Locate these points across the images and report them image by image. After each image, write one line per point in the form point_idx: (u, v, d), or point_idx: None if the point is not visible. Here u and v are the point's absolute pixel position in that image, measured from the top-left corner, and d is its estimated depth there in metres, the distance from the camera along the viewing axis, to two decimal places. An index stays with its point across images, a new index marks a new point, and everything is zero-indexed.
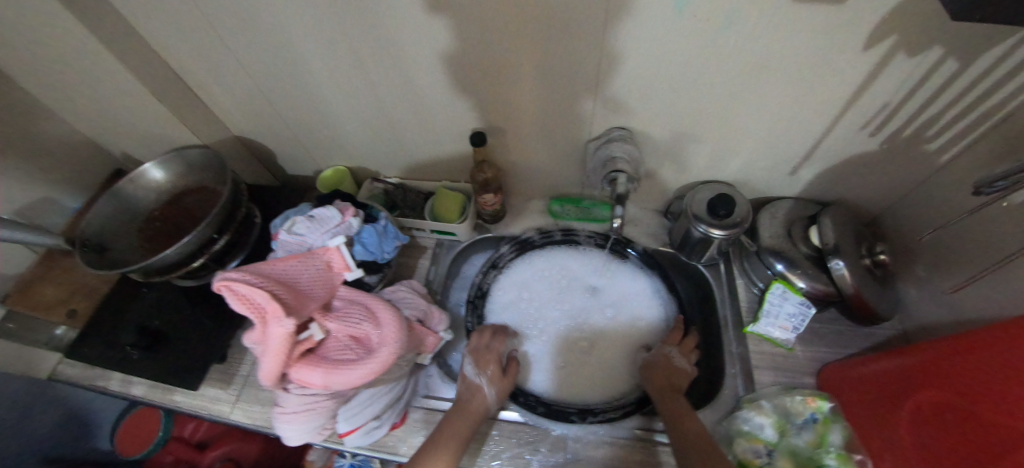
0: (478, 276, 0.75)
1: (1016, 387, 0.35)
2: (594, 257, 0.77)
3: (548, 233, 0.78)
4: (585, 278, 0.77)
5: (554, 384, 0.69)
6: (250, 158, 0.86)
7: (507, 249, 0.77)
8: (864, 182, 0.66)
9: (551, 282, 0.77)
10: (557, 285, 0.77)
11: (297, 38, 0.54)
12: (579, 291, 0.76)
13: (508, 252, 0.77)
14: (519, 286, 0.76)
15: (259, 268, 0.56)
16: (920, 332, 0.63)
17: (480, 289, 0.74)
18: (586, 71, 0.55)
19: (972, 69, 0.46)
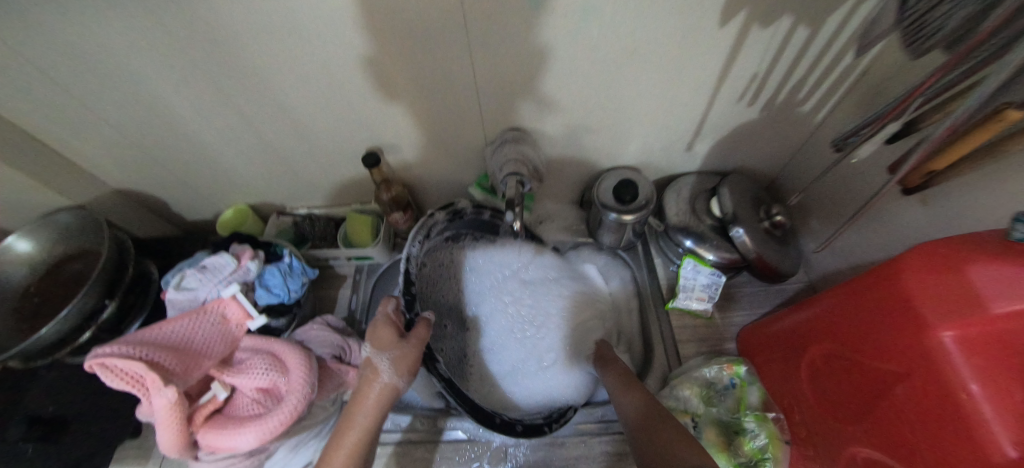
0: (410, 248, 0.57)
1: (945, 358, 0.33)
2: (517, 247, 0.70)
3: (479, 208, 0.67)
4: (516, 273, 0.71)
5: (555, 383, 0.65)
6: (140, 208, 0.78)
7: (443, 213, 0.62)
8: (755, 149, 0.69)
9: (509, 278, 0.71)
10: (526, 278, 0.71)
11: (136, 68, 0.50)
12: (520, 287, 0.71)
13: (440, 219, 0.62)
14: (500, 287, 0.71)
15: (142, 336, 0.51)
16: (822, 282, 0.67)
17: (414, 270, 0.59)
18: (461, 75, 0.54)
19: (818, 34, 0.49)
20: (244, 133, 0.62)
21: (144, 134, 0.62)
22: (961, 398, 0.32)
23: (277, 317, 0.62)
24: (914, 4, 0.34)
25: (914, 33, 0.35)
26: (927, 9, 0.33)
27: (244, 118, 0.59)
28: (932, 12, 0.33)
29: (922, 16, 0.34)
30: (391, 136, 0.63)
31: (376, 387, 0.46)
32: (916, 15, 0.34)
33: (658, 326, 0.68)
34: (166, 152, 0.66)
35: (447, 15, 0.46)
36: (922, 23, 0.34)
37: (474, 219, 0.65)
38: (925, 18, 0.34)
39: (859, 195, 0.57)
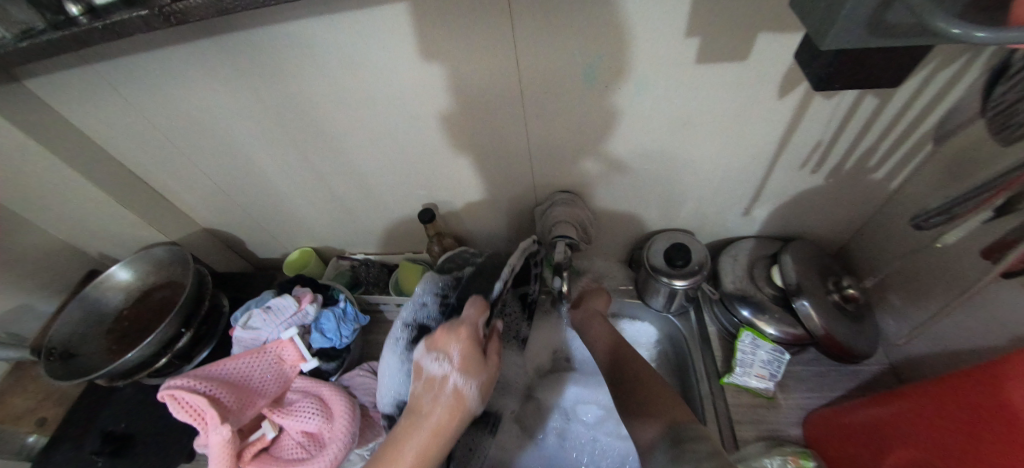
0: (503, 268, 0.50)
1: None
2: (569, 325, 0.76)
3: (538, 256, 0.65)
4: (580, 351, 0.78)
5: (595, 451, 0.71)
6: (222, 246, 0.88)
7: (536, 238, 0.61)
8: (819, 216, 0.65)
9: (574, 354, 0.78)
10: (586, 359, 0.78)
11: (242, 129, 0.59)
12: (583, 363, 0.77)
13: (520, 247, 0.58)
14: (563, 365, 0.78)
15: (207, 370, 0.56)
16: (908, 367, 0.60)
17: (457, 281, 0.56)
18: (517, 139, 0.57)
19: (888, 106, 0.47)
20: (317, 185, 0.69)
21: (236, 183, 0.71)
22: None
23: (328, 361, 0.64)
24: (1002, 94, 0.32)
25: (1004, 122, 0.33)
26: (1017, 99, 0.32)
27: (318, 173, 0.66)
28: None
29: (1010, 106, 0.32)
30: (446, 193, 0.68)
31: (447, 399, 0.41)
32: (1003, 104, 0.33)
33: (710, 402, 0.62)
34: (249, 199, 0.74)
35: (507, 88, 0.50)
36: (1014, 111, 0.32)
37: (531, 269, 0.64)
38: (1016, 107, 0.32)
39: (952, 280, 0.50)
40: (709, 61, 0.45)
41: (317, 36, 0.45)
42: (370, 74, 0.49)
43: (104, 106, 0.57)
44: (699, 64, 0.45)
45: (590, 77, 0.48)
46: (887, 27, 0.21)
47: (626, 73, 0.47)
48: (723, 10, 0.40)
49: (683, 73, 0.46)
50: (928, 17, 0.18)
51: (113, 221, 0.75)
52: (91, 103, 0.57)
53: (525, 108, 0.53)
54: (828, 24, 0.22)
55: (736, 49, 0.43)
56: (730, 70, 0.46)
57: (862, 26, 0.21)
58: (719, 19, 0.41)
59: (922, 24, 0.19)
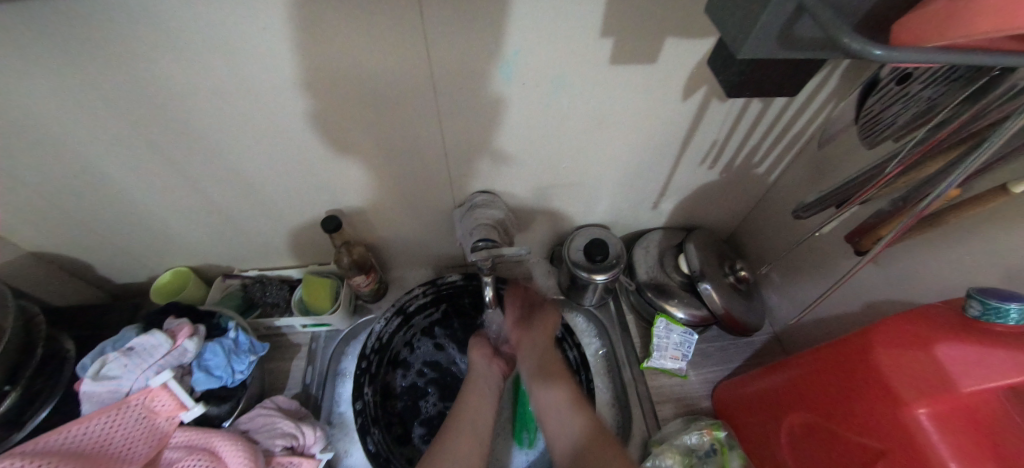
0: (379, 325, 0.63)
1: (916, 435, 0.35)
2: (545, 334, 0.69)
3: (474, 276, 0.69)
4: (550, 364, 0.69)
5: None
6: (55, 272, 0.68)
7: (459, 279, 0.69)
8: (714, 208, 0.72)
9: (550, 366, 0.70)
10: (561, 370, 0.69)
11: (67, 128, 0.45)
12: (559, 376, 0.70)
13: (422, 295, 0.67)
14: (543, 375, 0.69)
15: (39, 445, 0.43)
16: (786, 334, 0.69)
17: (381, 342, 0.63)
18: (430, 139, 0.53)
19: (767, 111, 0.52)
20: (189, 192, 0.57)
21: (68, 193, 0.54)
22: None
23: (218, 403, 0.54)
24: (871, 105, 0.41)
25: (870, 127, 0.41)
26: (883, 108, 0.40)
27: (189, 178, 0.55)
28: (885, 109, 0.39)
29: (877, 114, 0.40)
30: (353, 197, 0.60)
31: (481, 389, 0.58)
32: (871, 114, 0.41)
33: (634, 387, 0.66)
34: (93, 212, 0.58)
35: (417, 83, 0.45)
36: (879, 118, 0.40)
37: (450, 297, 0.68)
38: (881, 114, 0.40)
39: (825, 264, 0.59)
40: (622, 63, 0.45)
41: (168, 12, 0.35)
42: (247, 61, 0.40)
43: None
44: (611, 65, 0.46)
45: (506, 75, 0.46)
46: (794, 41, 0.25)
47: (542, 72, 0.46)
48: (634, 14, 0.40)
49: (598, 73, 0.46)
50: (838, 33, 0.22)
51: None
52: None
53: (439, 106, 0.48)
54: (750, 32, 0.25)
55: (645, 53, 0.45)
56: (640, 71, 0.47)
57: (775, 37, 0.25)
58: (631, 22, 0.41)
59: (828, 36, 0.22)
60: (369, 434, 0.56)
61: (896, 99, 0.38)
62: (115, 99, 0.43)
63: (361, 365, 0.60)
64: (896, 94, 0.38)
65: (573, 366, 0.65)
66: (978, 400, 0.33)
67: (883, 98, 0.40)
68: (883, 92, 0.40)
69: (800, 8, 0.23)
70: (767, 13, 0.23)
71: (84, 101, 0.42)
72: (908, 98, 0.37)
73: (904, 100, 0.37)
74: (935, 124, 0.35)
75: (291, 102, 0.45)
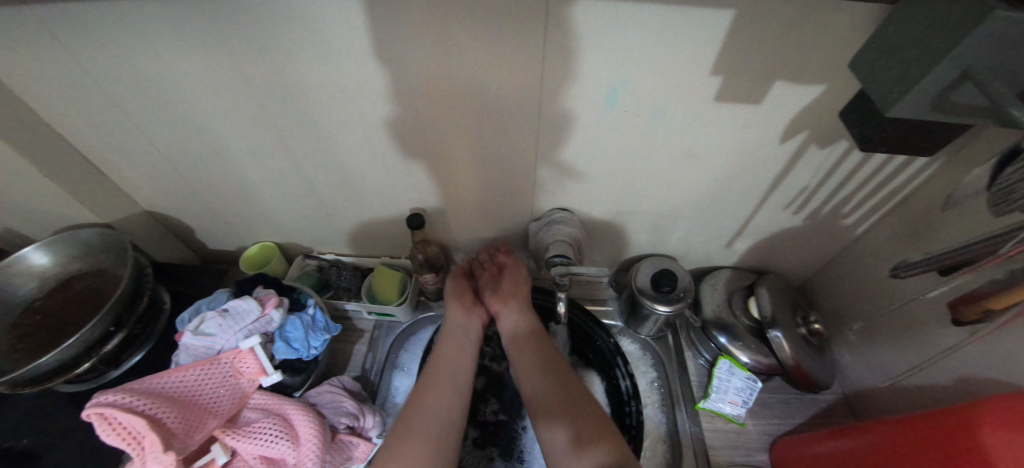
0: (447, 322, 0.65)
1: None
2: (601, 359, 0.68)
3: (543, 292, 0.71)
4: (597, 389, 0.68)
5: None
6: (164, 232, 0.76)
7: (529, 291, 0.70)
8: (790, 254, 0.70)
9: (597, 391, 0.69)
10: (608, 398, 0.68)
11: (216, 106, 0.51)
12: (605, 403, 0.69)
13: None
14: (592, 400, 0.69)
15: (148, 384, 0.48)
16: (859, 397, 0.65)
17: None
18: (522, 152, 0.55)
19: (872, 162, 0.51)
20: (295, 175, 0.62)
21: (197, 163, 0.61)
22: None
23: (293, 374, 0.58)
24: (1007, 176, 0.36)
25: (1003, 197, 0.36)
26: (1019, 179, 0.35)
27: (300, 163, 0.60)
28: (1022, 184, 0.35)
29: (1011, 185, 0.36)
30: (437, 199, 0.64)
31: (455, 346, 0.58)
32: (1006, 183, 0.36)
33: (687, 428, 0.63)
34: (210, 182, 0.65)
35: (525, 98, 0.48)
36: (1012, 188, 0.36)
37: None
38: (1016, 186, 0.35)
39: (915, 329, 0.56)
40: (728, 100, 0.46)
41: (331, 17, 0.40)
42: (383, 63, 0.45)
43: (35, 58, 0.46)
44: (716, 101, 0.46)
45: (611, 100, 0.47)
46: (948, 105, 0.26)
47: (645, 102, 0.47)
48: (752, 56, 0.41)
49: (700, 108, 0.47)
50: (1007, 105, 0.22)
51: (30, 196, 0.61)
52: (9, 52, 0.45)
53: (540, 121, 0.51)
54: (903, 91, 0.26)
55: (754, 93, 0.45)
56: (743, 110, 0.47)
57: (931, 99, 0.25)
58: (747, 63, 0.42)
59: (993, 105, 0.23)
60: None
61: None
62: (265, 87, 0.48)
63: (425, 359, 0.62)
64: None
65: (623, 395, 0.63)
66: None
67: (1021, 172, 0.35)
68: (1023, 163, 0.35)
69: (964, 75, 0.23)
70: (927, 78, 0.24)
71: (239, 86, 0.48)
72: None
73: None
74: None
75: (408, 104, 0.49)
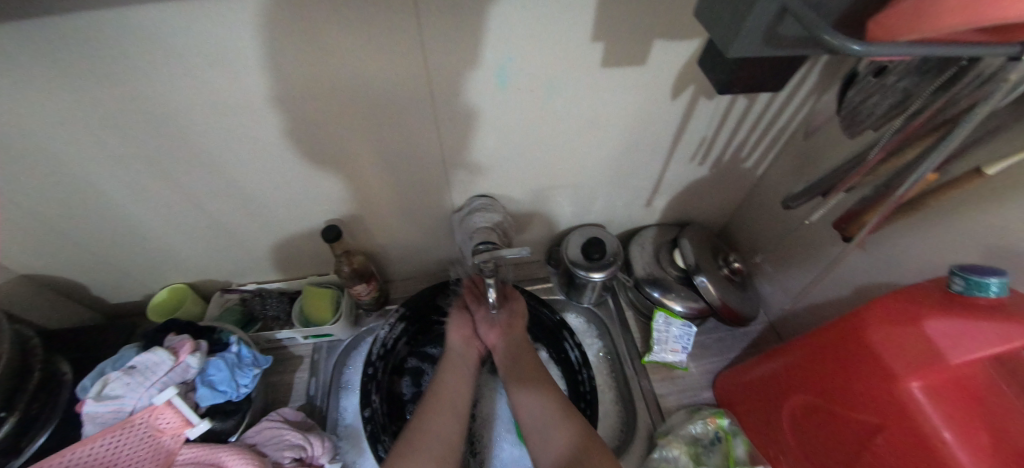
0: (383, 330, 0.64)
1: (917, 409, 0.36)
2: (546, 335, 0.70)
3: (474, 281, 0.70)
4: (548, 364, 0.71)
5: None
6: (50, 294, 0.67)
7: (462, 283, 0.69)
8: (705, 203, 0.74)
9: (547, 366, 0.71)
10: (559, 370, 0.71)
11: (61, 144, 0.45)
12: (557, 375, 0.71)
13: (424, 301, 0.68)
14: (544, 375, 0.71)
15: (48, 466, 0.43)
16: (782, 322, 0.71)
17: (386, 347, 0.63)
18: (427, 146, 0.54)
19: (754, 106, 0.55)
20: (188, 207, 0.57)
21: (64, 212, 0.54)
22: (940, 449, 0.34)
23: (223, 418, 0.54)
24: (852, 97, 0.42)
25: (852, 118, 0.43)
26: (861, 100, 0.41)
27: (189, 193, 0.55)
28: (865, 99, 0.41)
29: (856, 105, 0.42)
30: (352, 205, 0.61)
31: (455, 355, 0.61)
32: (851, 105, 0.43)
33: (636, 382, 0.67)
34: (88, 230, 0.58)
35: (413, 89, 0.46)
36: (858, 110, 0.42)
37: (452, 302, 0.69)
38: (860, 106, 0.41)
39: (812, 251, 0.62)
40: (612, 66, 0.47)
41: (168, 27, 0.36)
42: (246, 70, 0.40)
43: None
44: (603, 68, 0.47)
45: (501, 79, 0.47)
46: (778, 40, 0.27)
47: (536, 77, 0.47)
48: (624, 19, 0.42)
49: (588, 76, 0.48)
50: (818, 32, 0.23)
51: None
52: None
53: (436, 111, 0.49)
54: (737, 32, 0.27)
55: (634, 54, 0.46)
56: (630, 73, 0.48)
57: (761, 36, 0.26)
58: (621, 27, 0.43)
59: (809, 34, 0.24)
60: (381, 440, 0.56)
61: (874, 89, 0.40)
62: (117, 117, 0.43)
63: (368, 372, 0.60)
64: (876, 85, 0.39)
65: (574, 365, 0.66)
66: (964, 372, 0.35)
67: (863, 89, 0.41)
68: (862, 85, 0.41)
69: (783, 10, 0.24)
70: (751, 16, 0.25)
71: (82, 119, 0.42)
72: (886, 89, 0.38)
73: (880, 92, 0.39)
74: (910, 114, 0.37)
75: (290, 113, 0.46)
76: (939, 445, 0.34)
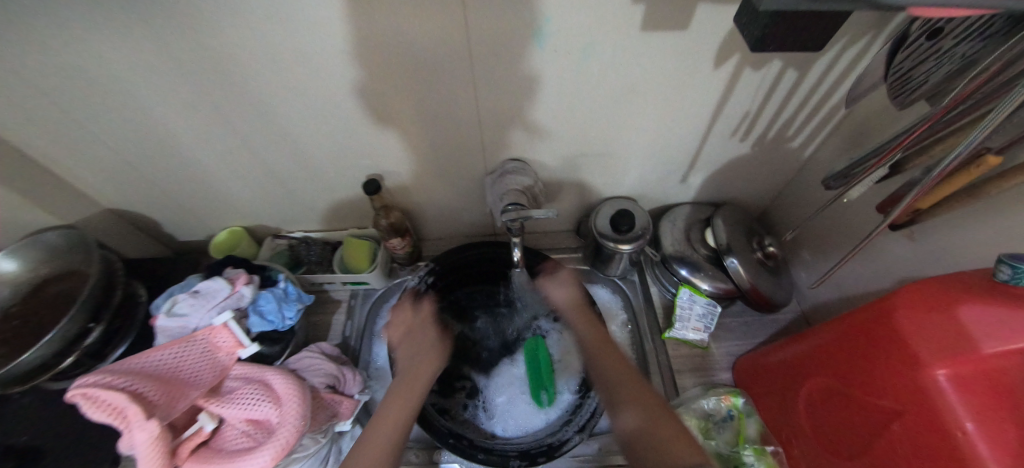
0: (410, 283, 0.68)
1: (940, 398, 0.34)
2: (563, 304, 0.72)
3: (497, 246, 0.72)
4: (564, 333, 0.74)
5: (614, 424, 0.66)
6: (131, 228, 0.76)
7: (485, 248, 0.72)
8: (744, 183, 0.72)
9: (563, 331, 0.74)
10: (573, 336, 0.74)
11: (141, 90, 0.50)
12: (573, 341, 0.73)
13: (449, 258, 0.71)
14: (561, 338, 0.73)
15: (127, 364, 0.50)
16: (815, 312, 0.69)
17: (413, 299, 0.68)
18: (464, 106, 0.55)
19: (807, 78, 0.52)
20: (246, 156, 0.62)
21: (144, 153, 0.60)
22: (959, 441, 0.33)
23: (270, 344, 0.61)
24: (901, 61, 0.39)
25: (900, 87, 0.39)
26: (913, 65, 0.38)
27: (248, 142, 0.60)
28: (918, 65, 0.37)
29: (908, 70, 0.38)
30: (392, 163, 0.64)
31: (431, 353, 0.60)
32: (900, 71, 0.39)
33: (655, 355, 0.67)
34: (161, 172, 0.65)
35: (452, 46, 0.47)
36: (909, 75, 0.38)
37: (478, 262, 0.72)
38: (912, 71, 0.38)
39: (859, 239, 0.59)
40: (653, 29, 0.46)
41: None
42: (299, 26, 0.43)
43: None
44: (643, 31, 0.46)
45: (540, 40, 0.47)
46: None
47: (573, 38, 0.47)
48: None
49: (629, 40, 0.47)
50: None
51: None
52: None
53: (474, 70, 0.50)
54: None
55: (678, 17, 0.45)
56: (671, 38, 0.47)
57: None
58: None
59: None
60: None
61: (926, 56, 0.36)
62: (189, 68, 0.47)
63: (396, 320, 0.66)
64: (928, 49, 0.36)
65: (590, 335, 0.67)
66: (1000, 362, 0.33)
67: (915, 54, 0.37)
68: (914, 47, 0.37)
69: None
70: None
71: (156, 67, 0.47)
72: (942, 54, 0.35)
73: (936, 57, 0.35)
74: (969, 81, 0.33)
75: (335, 69, 0.48)
76: (961, 436, 0.33)
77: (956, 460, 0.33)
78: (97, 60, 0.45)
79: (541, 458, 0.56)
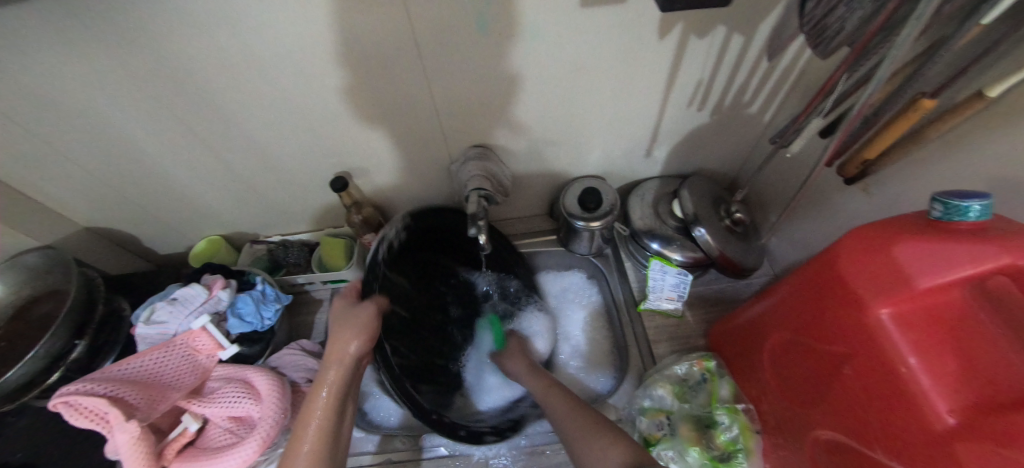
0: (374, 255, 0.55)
1: (883, 336, 0.35)
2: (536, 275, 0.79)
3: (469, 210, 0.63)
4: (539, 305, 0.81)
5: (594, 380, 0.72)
6: (111, 245, 0.77)
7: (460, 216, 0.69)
8: (709, 152, 0.73)
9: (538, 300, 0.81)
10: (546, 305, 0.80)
11: (98, 108, 0.51)
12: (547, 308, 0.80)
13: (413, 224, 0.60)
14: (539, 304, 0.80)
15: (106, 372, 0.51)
16: (787, 273, 0.70)
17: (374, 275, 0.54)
18: (421, 98, 0.56)
19: (753, 42, 0.53)
20: (213, 165, 0.63)
21: (112, 170, 0.61)
22: (903, 376, 0.34)
23: (250, 345, 0.62)
24: (811, 10, 0.36)
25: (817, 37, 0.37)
26: (824, 13, 0.35)
27: (214, 151, 0.60)
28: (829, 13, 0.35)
29: (820, 21, 0.36)
30: (358, 159, 0.65)
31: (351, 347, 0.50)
32: (813, 20, 0.36)
33: (631, 328, 0.71)
34: (132, 188, 0.65)
35: (398, 39, 0.47)
36: (824, 25, 0.36)
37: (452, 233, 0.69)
38: (825, 20, 0.35)
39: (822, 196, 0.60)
40: (593, 5, 0.47)
41: None
42: (241, 30, 0.43)
43: None
44: (583, 8, 0.47)
45: (482, 24, 0.47)
46: None
47: (515, 20, 0.47)
48: None
49: (571, 18, 0.48)
50: None
51: None
52: None
53: (424, 60, 0.51)
54: None
55: None
56: (612, 12, 0.48)
57: None
58: None
59: None
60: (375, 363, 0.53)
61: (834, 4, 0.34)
62: (141, 83, 0.48)
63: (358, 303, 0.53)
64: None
65: None
66: (935, 296, 0.34)
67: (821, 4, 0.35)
68: None
69: None
70: None
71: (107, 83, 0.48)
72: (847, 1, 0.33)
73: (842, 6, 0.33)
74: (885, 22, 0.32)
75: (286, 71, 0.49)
76: (903, 370, 0.34)
77: (902, 394, 0.34)
78: (48, 80, 0.46)
79: (510, 432, 0.63)
